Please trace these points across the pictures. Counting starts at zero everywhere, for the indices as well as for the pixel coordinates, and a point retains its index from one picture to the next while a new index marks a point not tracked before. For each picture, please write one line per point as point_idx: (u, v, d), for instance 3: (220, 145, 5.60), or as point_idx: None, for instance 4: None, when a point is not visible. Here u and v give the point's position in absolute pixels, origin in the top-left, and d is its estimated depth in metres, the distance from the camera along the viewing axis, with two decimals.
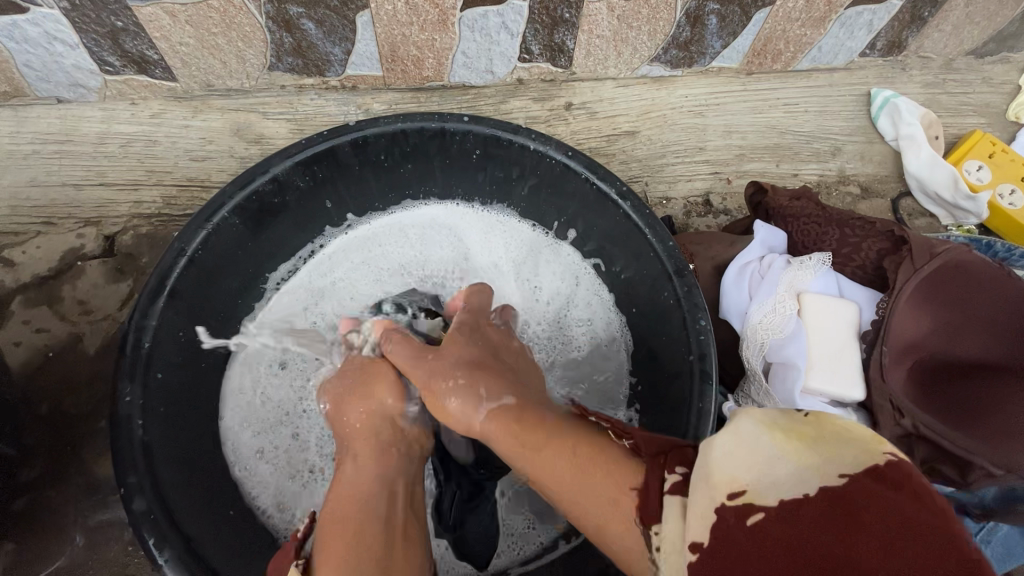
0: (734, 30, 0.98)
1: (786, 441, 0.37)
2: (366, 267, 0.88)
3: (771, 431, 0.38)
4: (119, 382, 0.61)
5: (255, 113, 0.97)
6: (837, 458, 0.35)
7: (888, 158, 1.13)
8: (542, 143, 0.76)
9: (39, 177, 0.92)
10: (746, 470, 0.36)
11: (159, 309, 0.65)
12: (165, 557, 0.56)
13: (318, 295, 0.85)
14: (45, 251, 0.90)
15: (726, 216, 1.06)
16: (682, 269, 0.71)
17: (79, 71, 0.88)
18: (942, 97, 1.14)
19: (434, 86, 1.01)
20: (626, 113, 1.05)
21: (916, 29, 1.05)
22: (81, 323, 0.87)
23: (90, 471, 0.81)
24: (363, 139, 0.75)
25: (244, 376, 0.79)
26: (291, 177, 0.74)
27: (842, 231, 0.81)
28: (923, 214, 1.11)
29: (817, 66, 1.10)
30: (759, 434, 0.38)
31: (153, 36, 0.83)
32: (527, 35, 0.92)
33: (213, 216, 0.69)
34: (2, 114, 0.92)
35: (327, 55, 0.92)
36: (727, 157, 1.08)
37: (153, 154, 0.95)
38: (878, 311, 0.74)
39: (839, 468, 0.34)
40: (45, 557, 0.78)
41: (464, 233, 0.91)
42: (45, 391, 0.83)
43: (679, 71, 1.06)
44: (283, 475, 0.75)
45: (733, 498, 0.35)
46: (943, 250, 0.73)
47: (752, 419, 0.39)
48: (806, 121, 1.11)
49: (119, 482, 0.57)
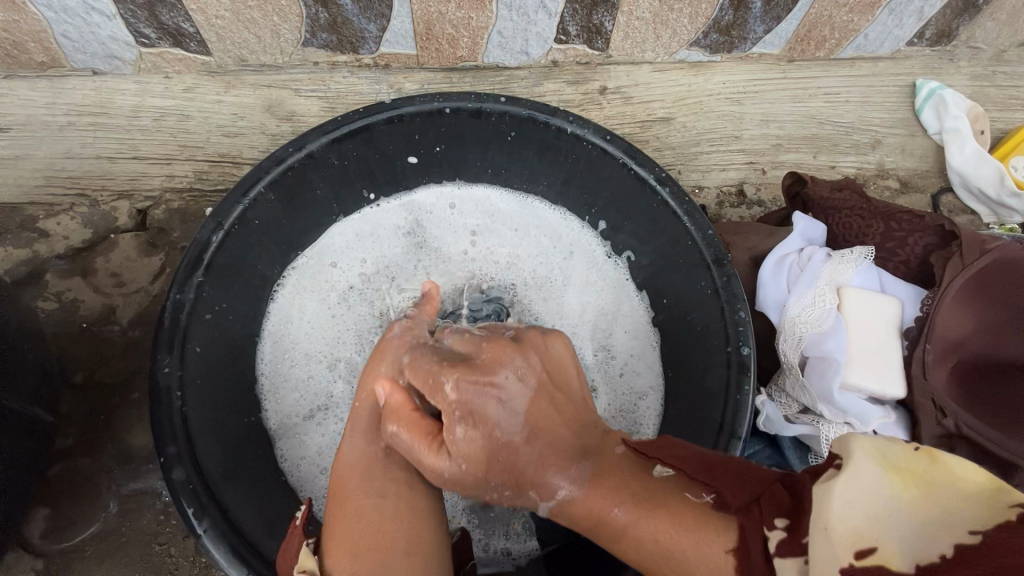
0: (779, 14, 0.94)
1: (905, 489, 0.39)
2: (428, 236, 0.89)
3: (890, 477, 0.40)
4: (158, 352, 0.61)
5: (288, 89, 0.96)
6: (957, 509, 0.38)
7: (929, 151, 1.09)
8: (579, 126, 0.74)
9: (73, 149, 0.92)
10: (871, 529, 0.38)
11: (196, 282, 0.65)
12: (203, 526, 0.57)
13: (367, 259, 0.87)
14: (79, 223, 0.91)
15: (759, 207, 1.03)
16: (721, 258, 0.70)
17: (115, 42, 0.88)
18: (991, 89, 1.10)
19: (468, 67, 1.00)
20: (661, 99, 1.03)
21: (968, 18, 1.01)
22: (115, 295, 0.88)
23: (123, 441, 0.83)
24: (399, 118, 0.74)
25: (286, 323, 0.81)
26: (326, 154, 0.74)
27: (887, 225, 0.79)
28: (964, 211, 1.08)
29: (861, 54, 1.07)
30: (880, 480, 0.39)
31: (189, 8, 0.82)
32: (565, 15, 0.90)
33: (249, 190, 0.68)
34: (39, 85, 0.92)
35: (362, 32, 0.90)
36: (764, 147, 1.05)
37: (186, 129, 0.95)
38: (922, 307, 0.72)
39: (966, 522, 0.38)
40: (81, 522, 0.80)
41: (524, 217, 0.90)
42: (81, 361, 0.85)
43: (718, 56, 1.03)
44: (315, 433, 0.78)
45: (858, 558, 0.37)
46: (994, 247, 0.70)
47: (865, 449, 0.40)
48: (846, 111, 1.08)
49: (158, 451, 0.58)
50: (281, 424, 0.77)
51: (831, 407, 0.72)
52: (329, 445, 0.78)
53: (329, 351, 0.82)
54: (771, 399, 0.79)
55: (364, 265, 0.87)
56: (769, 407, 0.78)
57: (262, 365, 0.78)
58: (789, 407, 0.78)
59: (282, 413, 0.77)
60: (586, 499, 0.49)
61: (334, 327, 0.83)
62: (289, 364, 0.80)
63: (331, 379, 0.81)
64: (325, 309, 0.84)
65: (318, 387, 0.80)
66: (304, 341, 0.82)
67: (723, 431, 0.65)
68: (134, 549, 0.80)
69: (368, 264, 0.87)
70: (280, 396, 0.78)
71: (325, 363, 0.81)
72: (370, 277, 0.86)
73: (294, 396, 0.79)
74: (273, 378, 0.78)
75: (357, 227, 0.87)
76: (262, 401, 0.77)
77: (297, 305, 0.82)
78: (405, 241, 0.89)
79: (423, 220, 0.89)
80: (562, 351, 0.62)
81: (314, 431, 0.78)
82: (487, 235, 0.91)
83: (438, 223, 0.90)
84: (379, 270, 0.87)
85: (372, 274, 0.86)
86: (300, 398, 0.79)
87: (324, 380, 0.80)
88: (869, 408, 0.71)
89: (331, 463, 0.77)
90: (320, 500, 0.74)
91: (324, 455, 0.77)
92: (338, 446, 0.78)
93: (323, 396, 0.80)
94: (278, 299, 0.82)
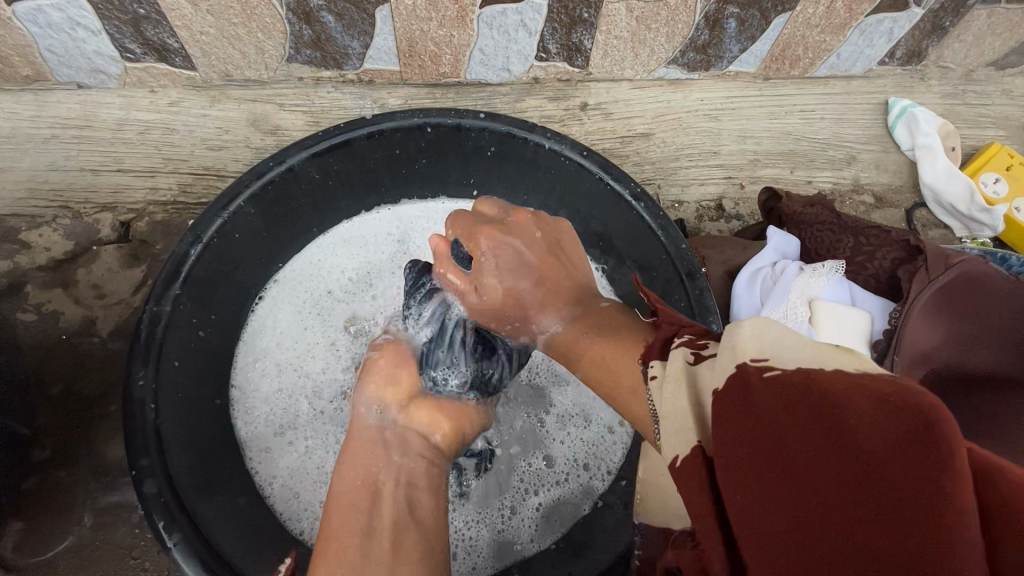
0: (753, 35, 0.97)
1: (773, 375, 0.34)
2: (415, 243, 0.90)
3: None
4: (133, 365, 0.61)
5: (272, 104, 0.98)
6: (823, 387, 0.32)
7: (903, 167, 1.12)
8: (557, 142, 0.76)
9: (57, 161, 0.93)
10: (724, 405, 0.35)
11: (173, 295, 0.65)
12: (174, 539, 0.57)
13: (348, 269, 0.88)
14: (61, 235, 0.91)
15: (738, 221, 1.05)
16: (694, 272, 0.71)
17: (100, 57, 0.89)
18: (961, 107, 1.13)
19: (450, 83, 1.02)
20: (641, 115, 1.05)
21: (937, 39, 1.04)
22: (95, 307, 0.88)
23: (98, 453, 0.83)
24: (378, 133, 0.75)
25: (260, 332, 0.82)
26: (306, 168, 0.74)
27: (857, 240, 0.81)
28: (938, 225, 1.10)
29: (835, 73, 1.10)
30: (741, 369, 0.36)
31: (174, 24, 0.84)
32: (545, 33, 0.92)
33: (229, 204, 0.69)
34: (24, 98, 0.93)
35: (345, 48, 0.92)
36: (742, 162, 1.08)
37: (170, 142, 0.96)
38: (891, 321, 0.75)
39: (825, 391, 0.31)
40: (55, 536, 0.79)
41: None
42: (57, 373, 0.85)
43: (695, 74, 1.06)
44: (295, 445, 0.78)
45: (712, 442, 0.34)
46: (959, 261, 0.72)
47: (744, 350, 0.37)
48: (822, 128, 1.11)
49: (130, 464, 0.58)
50: (261, 444, 0.77)
51: None
52: (299, 465, 0.77)
53: (301, 358, 0.83)
54: None
55: (348, 270, 0.88)
56: None
57: (236, 370, 0.79)
58: None
59: (259, 427, 0.78)
60: (568, 337, 0.57)
61: (307, 338, 0.84)
62: (261, 375, 0.80)
63: (302, 392, 0.81)
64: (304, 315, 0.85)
65: (288, 404, 0.80)
66: (278, 353, 0.82)
67: None
68: (107, 563, 0.80)
69: (350, 271, 0.88)
70: (254, 405, 0.79)
71: (296, 369, 0.82)
72: (355, 287, 0.88)
73: (269, 404, 0.79)
74: (246, 385, 0.79)
75: (343, 234, 0.88)
76: (235, 409, 0.78)
77: (272, 311, 0.83)
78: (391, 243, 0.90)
79: (410, 236, 0.90)
80: (569, 236, 0.66)
81: (291, 442, 0.78)
82: None
83: (423, 239, 0.90)
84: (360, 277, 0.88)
85: (350, 278, 0.88)
86: (272, 413, 0.79)
87: (295, 395, 0.81)
88: None
89: (300, 483, 0.76)
90: (287, 516, 0.74)
91: (299, 471, 0.77)
92: (308, 464, 0.78)
93: (303, 402, 0.80)
94: (259, 307, 0.83)
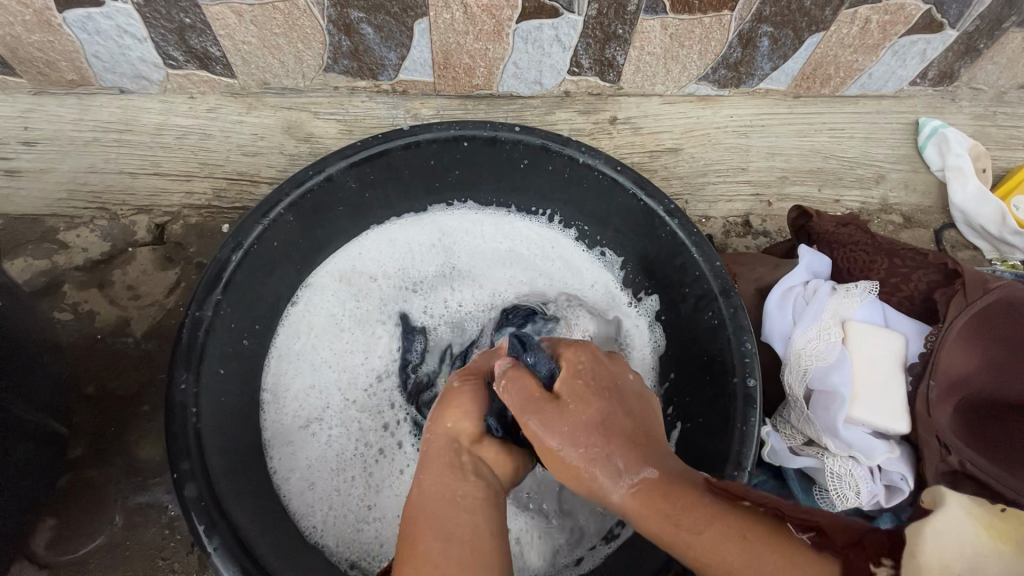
0: (785, 53, 0.98)
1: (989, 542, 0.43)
2: (456, 247, 0.91)
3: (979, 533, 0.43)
4: (176, 369, 0.62)
5: (307, 112, 0.99)
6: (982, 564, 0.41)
7: (931, 187, 1.11)
8: (591, 157, 0.76)
9: (97, 163, 0.95)
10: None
11: (215, 300, 0.67)
12: (214, 544, 0.57)
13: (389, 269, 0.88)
14: (99, 236, 0.93)
15: (765, 238, 1.05)
16: (728, 289, 0.71)
17: (143, 63, 0.91)
18: (992, 129, 1.13)
19: (482, 95, 1.03)
20: (670, 130, 1.06)
21: (969, 61, 1.04)
22: (130, 308, 0.90)
23: (131, 453, 0.83)
24: (416, 144, 0.76)
25: (296, 327, 0.83)
26: (344, 177, 0.75)
27: (891, 261, 0.81)
28: (966, 247, 1.10)
29: (865, 92, 1.10)
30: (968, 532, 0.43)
31: (217, 34, 0.86)
32: (579, 48, 0.93)
33: (269, 211, 0.70)
34: (67, 102, 0.95)
35: (382, 59, 0.93)
36: (770, 179, 1.08)
37: (207, 147, 0.97)
38: (926, 343, 0.73)
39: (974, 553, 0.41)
40: (86, 534, 0.80)
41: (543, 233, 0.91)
42: (91, 372, 0.86)
43: (726, 90, 1.06)
44: (321, 442, 0.78)
45: None
46: (996, 286, 0.72)
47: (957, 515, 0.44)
48: (852, 146, 1.11)
49: (172, 467, 0.59)
50: (287, 441, 0.77)
51: (837, 440, 0.72)
52: (318, 460, 0.77)
53: (336, 358, 0.83)
54: (776, 430, 0.79)
55: (389, 272, 0.88)
56: (774, 438, 0.78)
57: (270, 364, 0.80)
58: (794, 439, 0.77)
59: (288, 425, 0.78)
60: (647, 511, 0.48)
61: (345, 341, 0.84)
62: (294, 373, 0.81)
63: (334, 391, 0.81)
64: (338, 310, 0.85)
65: (318, 399, 0.80)
66: (313, 353, 0.82)
67: (729, 462, 0.65)
68: (136, 563, 0.80)
69: (389, 270, 0.88)
70: (283, 401, 0.79)
71: (331, 366, 0.82)
72: (393, 289, 0.88)
73: (298, 399, 0.79)
74: (279, 379, 0.80)
75: (391, 235, 0.89)
76: (264, 401, 0.78)
77: (312, 307, 0.84)
78: (432, 247, 0.90)
79: (452, 245, 0.90)
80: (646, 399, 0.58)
81: (315, 435, 0.78)
82: (513, 255, 0.91)
83: (467, 245, 0.91)
84: (400, 276, 0.89)
85: (390, 278, 0.88)
86: (299, 409, 0.79)
87: (325, 392, 0.81)
88: (873, 443, 0.72)
89: (316, 477, 0.76)
90: (298, 513, 0.73)
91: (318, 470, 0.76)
92: (325, 459, 0.77)
93: (331, 402, 0.80)
94: (295, 306, 0.83)
